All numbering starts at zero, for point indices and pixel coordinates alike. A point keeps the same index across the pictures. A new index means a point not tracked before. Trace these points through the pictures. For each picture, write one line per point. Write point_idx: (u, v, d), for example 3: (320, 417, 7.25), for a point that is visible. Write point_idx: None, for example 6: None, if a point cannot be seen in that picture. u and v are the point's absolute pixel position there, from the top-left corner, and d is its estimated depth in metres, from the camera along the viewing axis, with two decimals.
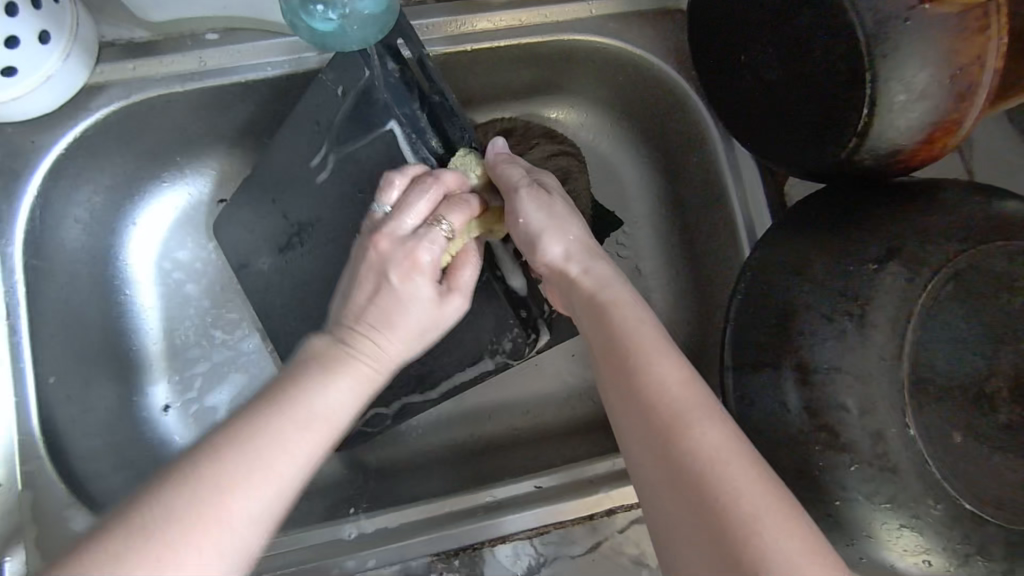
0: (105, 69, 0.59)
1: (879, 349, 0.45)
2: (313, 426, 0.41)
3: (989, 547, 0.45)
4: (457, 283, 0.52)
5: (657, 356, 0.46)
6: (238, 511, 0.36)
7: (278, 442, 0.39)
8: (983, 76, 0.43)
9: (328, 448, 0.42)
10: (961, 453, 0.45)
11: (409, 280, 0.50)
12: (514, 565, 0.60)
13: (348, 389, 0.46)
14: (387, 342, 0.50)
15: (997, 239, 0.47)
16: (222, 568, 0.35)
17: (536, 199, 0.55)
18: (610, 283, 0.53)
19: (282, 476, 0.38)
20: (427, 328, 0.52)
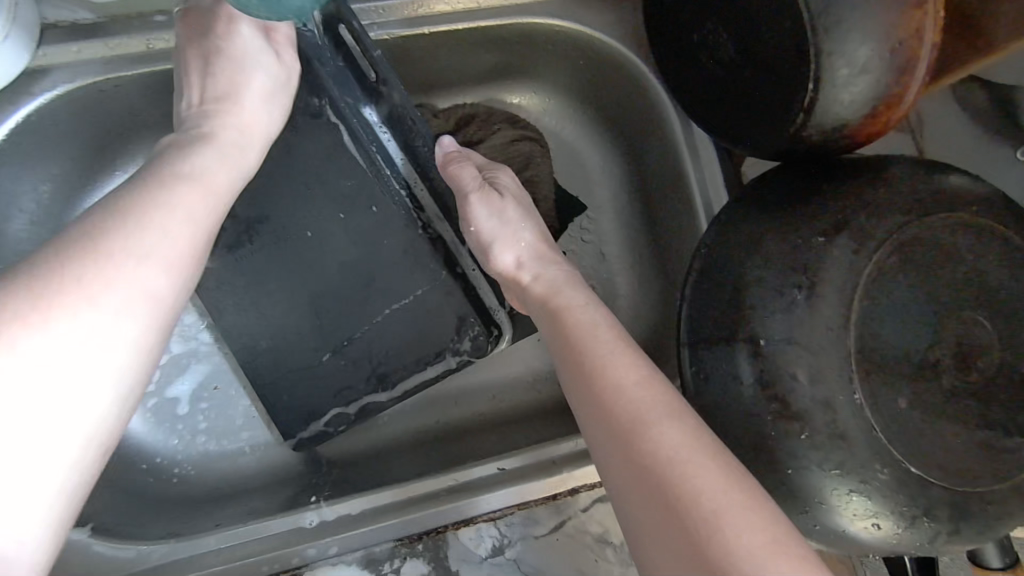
0: (49, 52, 0.57)
1: (827, 319, 0.46)
2: (197, 187, 0.46)
3: (935, 508, 0.46)
4: (283, 43, 0.58)
5: (620, 361, 0.47)
6: (113, 263, 0.38)
7: (136, 204, 0.42)
8: (922, 51, 0.44)
9: (217, 206, 0.48)
10: (909, 419, 0.47)
11: (236, 39, 0.56)
12: (477, 548, 0.60)
13: (226, 161, 0.52)
14: (241, 109, 0.55)
15: (935, 213, 0.49)
16: (119, 310, 0.38)
17: (487, 205, 0.60)
18: (559, 288, 0.57)
19: (169, 224, 0.42)
20: (275, 89, 0.57)
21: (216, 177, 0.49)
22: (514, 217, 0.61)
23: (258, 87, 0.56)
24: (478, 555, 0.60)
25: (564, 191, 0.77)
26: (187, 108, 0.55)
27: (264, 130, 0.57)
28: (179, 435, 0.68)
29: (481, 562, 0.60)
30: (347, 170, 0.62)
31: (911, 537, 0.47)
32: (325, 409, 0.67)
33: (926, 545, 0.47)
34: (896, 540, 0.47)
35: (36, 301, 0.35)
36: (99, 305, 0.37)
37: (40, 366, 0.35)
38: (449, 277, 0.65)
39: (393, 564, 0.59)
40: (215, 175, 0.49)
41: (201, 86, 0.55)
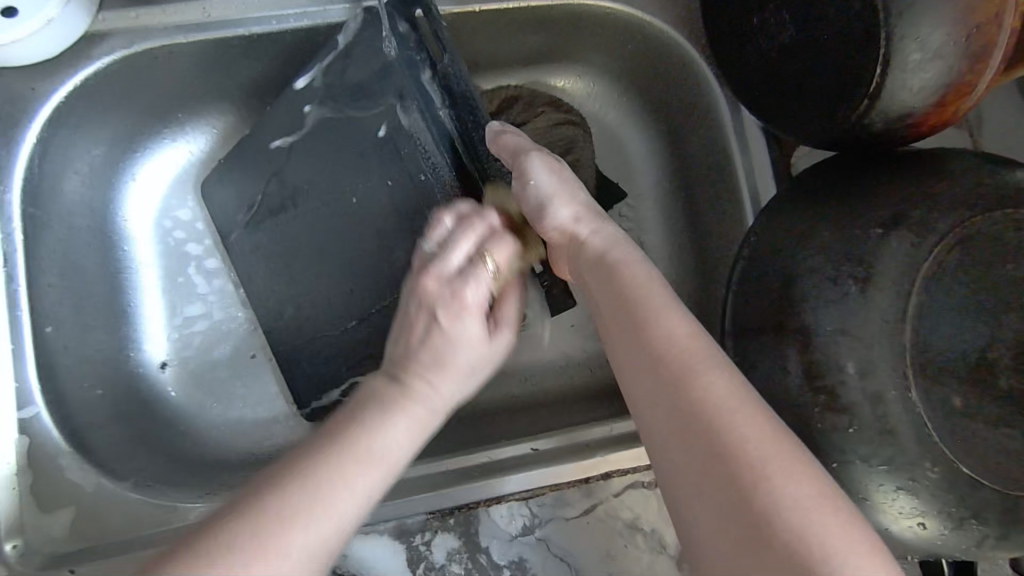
0: (108, 17, 0.59)
1: (882, 312, 0.45)
2: (372, 462, 0.43)
3: (985, 512, 0.45)
4: (503, 315, 0.56)
5: (666, 313, 0.45)
6: (282, 552, 0.37)
7: (320, 483, 0.40)
8: (998, 37, 0.43)
9: (385, 485, 0.43)
10: (961, 418, 0.45)
11: (462, 319, 0.53)
12: (508, 525, 0.61)
13: (414, 432, 0.47)
14: (451, 361, 0.52)
15: (1000, 208, 0.47)
16: None
17: (545, 162, 0.59)
18: (619, 241, 0.54)
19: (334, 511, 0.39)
20: (478, 364, 0.54)
21: (394, 449, 0.45)
22: (572, 179, 0.59)
23: (461, 372, 0.53)
24: (509, 533, 0.61)
25: (606, 177, 0.76)
26: (392, 352, 0.53)
27: (453, 401, 0.53)
28: (219, 399, 0.71)
29: (510, 539, 0.61)
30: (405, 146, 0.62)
31: (956, 540, 0.46)
32: (342, 377, 0.67)
33: (972, 548, 0.46)
34: (940, 541, 0.46)
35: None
36: None
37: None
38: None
39: (424, 536, 0.60)
40: (394, 437, 0.45)
41: (413, 358, 0.52)
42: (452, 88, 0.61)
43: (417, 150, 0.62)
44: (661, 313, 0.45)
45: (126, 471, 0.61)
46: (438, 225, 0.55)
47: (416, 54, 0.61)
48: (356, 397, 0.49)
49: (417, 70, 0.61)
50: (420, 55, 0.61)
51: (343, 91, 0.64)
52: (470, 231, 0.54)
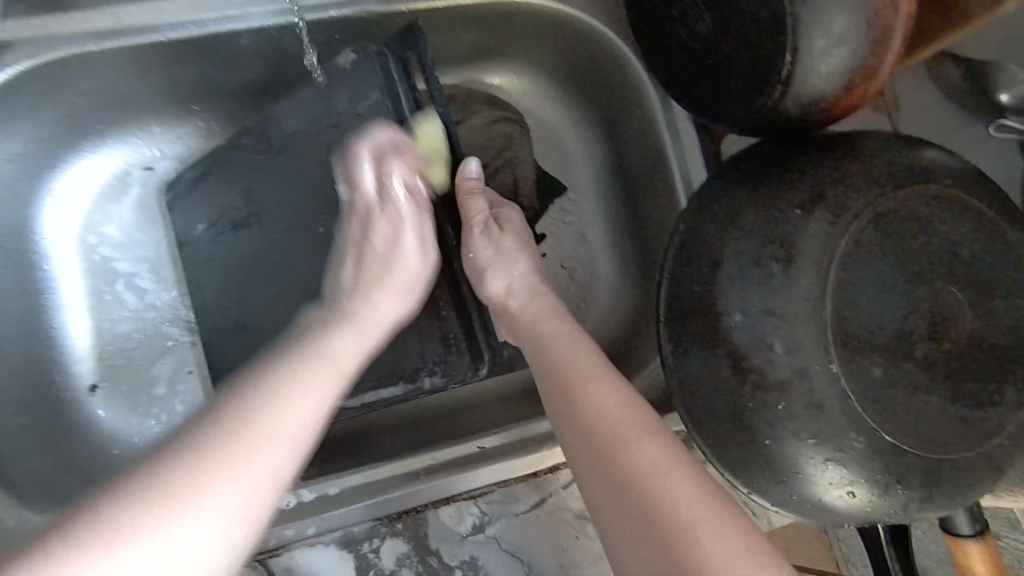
0: (12, 25, 0.55)
1: (803, 290, 0.47)
2: (321, 360, 0.50)
3: (907, 475, 0.47)
4: (426, 237, 0.62)
5: (599, 385, 0.50)
6: (252, 441, 0.42)
7: (279, 384, 0.46)
8: (897, 20, 0.44)
9: (339, 387, 0.50)
10: (882, 387, 0.47)
11: (397, 243, 0.60)
12: (458, 526, 0.61)
13: (358, 345, 0.55)
14: (379, 294, 0.59)
15: (911, 184, 0.49)
16: (250, 485, 0.40)
17: (486, 237, 0.63)
18: (553, 313, 0.59)
19: (292, 411, 0.45)
20: (411, 278, 0.61)
21: (342, 359, 0.52)
22: (514, 249, 0.63)
23: (395, 287, 0.60)
24: (458, 533, 0.61)
25: (546, 173, 0.77)
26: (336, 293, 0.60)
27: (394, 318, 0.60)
28: (154, 415, 0.69)
29: (461, 539, 0.61)
30: None
31: (885, 505, 0.47)
32: None
33: (900, 512, 0.48)
34: (870, 508, 0.48)
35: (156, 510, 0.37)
36: (236, 484, 0.40)
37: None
38: (442, 305, 0.64)
39: (372, 544, 0.60)
40: (342, 349, 0.53)
41: (355, 282, 0.60)
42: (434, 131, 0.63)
43: None
44: (597, 383, 0.49)
45: (51, 502, 0.59)
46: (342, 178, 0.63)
47: (402, 93, 0.61)
48: (300, 327, 0.56)
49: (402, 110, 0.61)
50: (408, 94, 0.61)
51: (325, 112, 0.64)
52: (374, 146, 0.60)
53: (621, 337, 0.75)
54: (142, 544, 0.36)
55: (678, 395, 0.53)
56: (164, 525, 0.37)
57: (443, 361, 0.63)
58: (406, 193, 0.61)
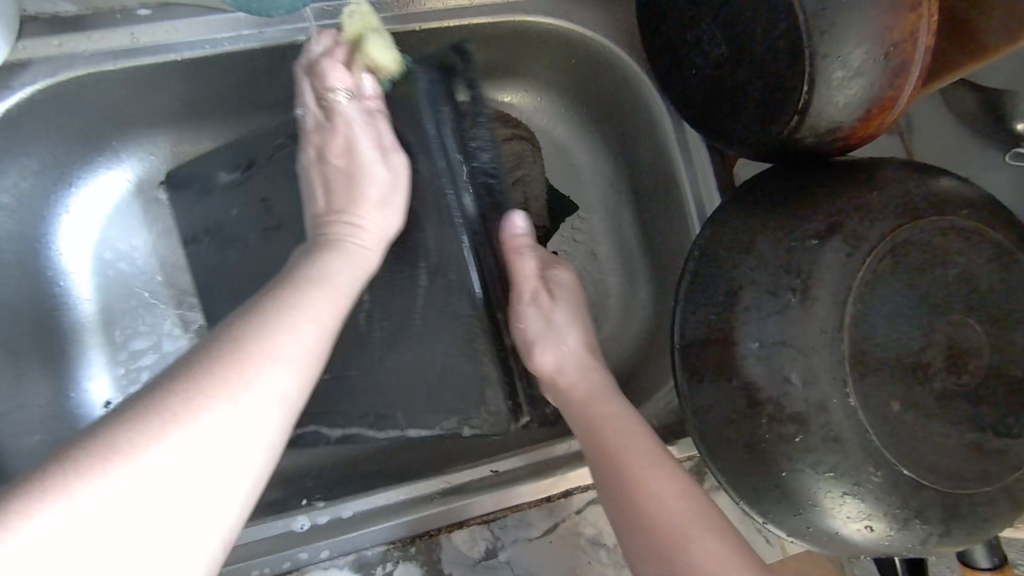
0: (28, 44, 0.56)
1: (821, 322, 0.46)
2: (316, 286, 0.48)
3: (927, 510, 0.46)
4: (392, 161, 0.59)
5: (652, 475, 0.52)
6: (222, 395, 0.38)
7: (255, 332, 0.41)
8: (915, 54, 0.44)
9: (332, 318, 0.47)
10: (901, 421, 0.46)
11: (354, 122, 0.59)
12: (471, 551, 0.60)
13: (347, 269, 0.52)
14: (356, 212, 0.57)
15: (929, 215, 0.48)
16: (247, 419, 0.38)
17: (535, 307, 0.66)
18: (601, 395, 0.60)
19: (295, 336, 0.43)
20: (388, 197, 0.58)
21: (332, 286, 0.49)
22: (563, 321, 0.66)
23: (374, 206, 0.57)
24: (471, 557, 0.60)
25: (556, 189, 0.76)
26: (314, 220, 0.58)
27: (383, 235, 0.58)
28: None
29: (475, 564, 0.60)
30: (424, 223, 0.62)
31: (903, 539, 0.47)
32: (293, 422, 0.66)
33: (918, 546, 0.48)
34: (888, 542, 0.47)
35: (181, 408, 0.36)
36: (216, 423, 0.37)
37: (152, 508, 0.34)
38: (484, 349, 0.61)
39: (385, 568, 0.59)
40: (341, 273, 0.51)
41: (331, 181, 0.59)
42: (480, 179, 0.62)
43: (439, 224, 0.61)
44: (655, 473, 0.52)
45: None
46: (308, 49, 0.59)
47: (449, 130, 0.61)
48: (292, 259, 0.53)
49: (452, 151, 0.60)
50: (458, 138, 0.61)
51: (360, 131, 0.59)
52: (309, 63, 0.58)
53: (633, 358, 0.74)
54: (137, 472, 0.34)
55: (691, 423, 0.53)
56: (130, 465, 0.34)
57: (477, 409, 0.62)
58: (349, 100, 0.58)
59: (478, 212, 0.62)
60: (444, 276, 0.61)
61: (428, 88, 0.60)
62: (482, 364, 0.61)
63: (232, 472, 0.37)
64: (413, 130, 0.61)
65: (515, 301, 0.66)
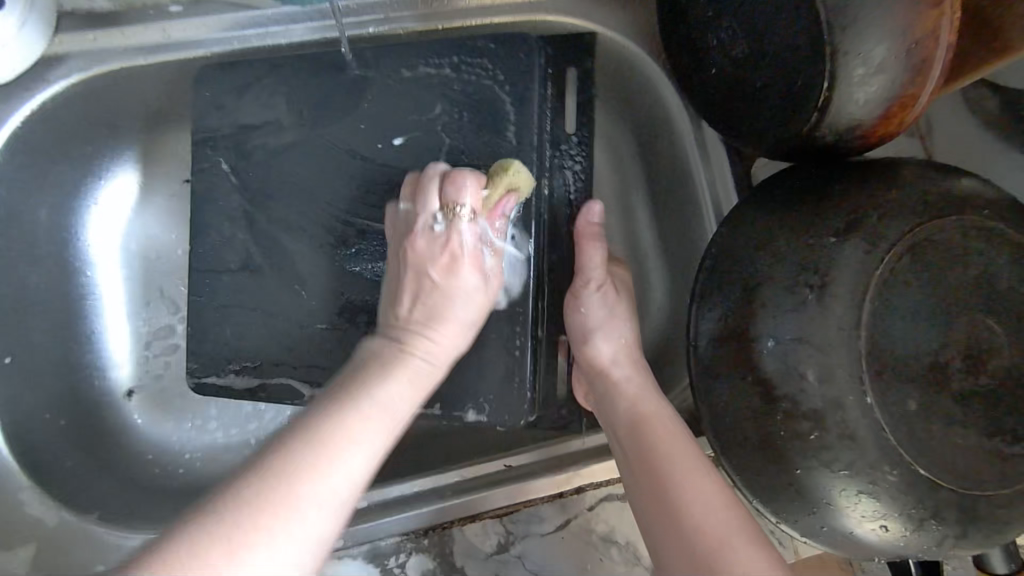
0: (64, 40, 0.59)
1: (837, 319, 0.46)
2: (365, 420, 0.45)
3: (944, 511, 0.46)
4: (486, 269, 0.54)
5: (692, 479, 0.51)
6: (291, 506, 0.39)
7: (339, 423, 0.44)
8: (937, 52, 0.44)
9: (389, 437, 0.46)
10: (919, 420, 0.46)
11: (433, 245, 0.53)
12: (483, 545, 0.61)
13: (410, 387, 0.50)
14: (433, 335, 0.52)
15: (949, 215, 0.48)
16: (306, 535, 0.39)
17: (600, 295, 0.62)
18: (649, 397, 0.58)
19: (347, 471, 0.42)
20: (473, 318, 0.54)
21: (396, 401, 0.48)
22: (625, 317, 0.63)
23: (456, 325, 0.53)
24: (483, 551, 0.61)
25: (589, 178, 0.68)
26: (386, 329, 0.54)
27: (454, 353, 0.53)
28: (191, 420, 0.70)
29: (485, 558, 0.61)
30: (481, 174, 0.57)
31: (918, 541, 0.47)
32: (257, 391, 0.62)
33: (934, 548, 0.47)
34: (904, 543, 0.47)
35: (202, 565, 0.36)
36: (285, 535, 0.39)
37: None
38: (517, 339, 0.57)
39: (398, 559, 0.61)
40: (400, 385, 0.49)
41: (427, 297, 0.53)
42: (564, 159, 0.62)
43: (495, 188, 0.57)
44: (693, 476, 0.51)
45: (88, 505, 0.61)
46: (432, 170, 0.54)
47: (541, 104, 0.57)
48: (350, 365, 0.51)
49: (541, 116, 0.57)
50: (553, 112, 0.60)
51: (452, 90, 0.58)
52: (426, 180, 0.54)
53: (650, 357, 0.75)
54: None
55: (706, 420, 0.54)
56: None
57: (495, 399, 0.57)
58: (471, 223, 0.53)
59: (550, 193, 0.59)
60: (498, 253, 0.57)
61: (541, 53, 0.58)
62: (513, 354, 0.57)
63: None
64: (507, 81, 0.57)
65: (579, 286, 0.62)
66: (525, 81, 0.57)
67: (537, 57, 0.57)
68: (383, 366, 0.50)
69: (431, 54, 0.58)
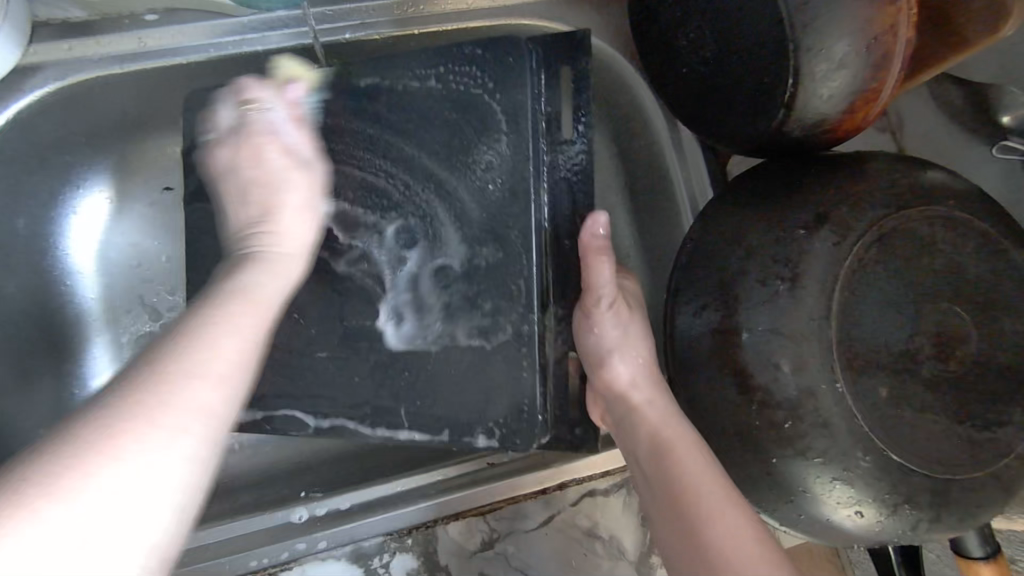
0: (39, 49, 0.59)
1: (808, 310, 0.47)
2: (240, 307, 0.43)
3: (916, 496, 0.47)
4: (304, 158, 0.54)
5: (725, 510, 0.47)
6: (163, 399, 0.36)
7: (205, 321, 0.40)
8: (896, 47, 0.45)
9: (266, 323, 0.43)
10: (889, 408, 0.47)
11: (263, 136, 0.53)
12: (467, 541, 0.61)
13: (274, 278, 0.47)
14: (276, 225, 0.51)
15: (915, 206, 0.49)
16: (185, 423, 0.36)
17: (613, 315, 0.59)
18: (671, 419, 0.54)
19: (220, 354, 0.39)
20: (315, 203, 0.53)
21: (266, 291, 0.46)
22: (638, 334, 0.61)
23: (292, 211, 0.51)
24: (468, 549, 0.61)
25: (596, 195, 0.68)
26: (234, 236, 0.51)
27: (305, 244, 0.51)
28: None
29: (470, 555, 0.61)
30: (473, 193, 0.56)
31: (893, 526, 0.48)
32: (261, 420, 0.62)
33: (909, 533, 0.48)
34: (879, 529, 0.48)
35: (57, 478, 0.31)
36: (158, 429, 0.35)
37: (87, 530, 0.31)
38: (524, 363, 0.55)
39: (382, 559, 0.60)
40: (270, 285, 0.46)
41: (247, 189, 0.52)
42: (565, 167, 0.59)
43: (491, 211, 0.55)
44: (727, 507, 0.47)
45: None
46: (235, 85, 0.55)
47: (532, 113, 0.55)
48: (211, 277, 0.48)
49: (536, 128, 0.55)
50: (548, 122, 0.57)
51: (443, 104, 0.56)
52: (236, 90, 0.55)
53: None
54: (50, 518, 0.30)
55: (685, 413, 0.55)
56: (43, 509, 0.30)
57: (506, 425, 0.55)
58: (274, 114, 0.54)
59: (550, 213, 0.57)
60: (501, 271, 0.55)
61: (534, 55, 0.56)
62: (521, 377, 0.55)
63: (160, 489, 0.34)
64: (497, 91, 0.55)
65: (589, 305, 0.58)
66: (514, 90, 0.55)
67: (528, 63, 0.55)
68: (247, 264, 0.47)
69: (416, 64, 0.57)
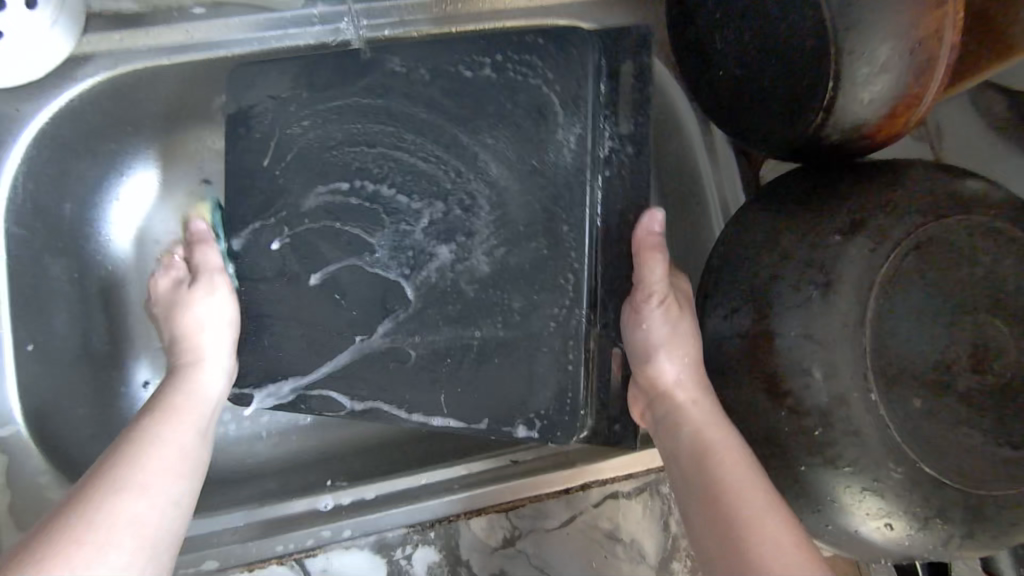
0: (92, 40, 0.61)
1: (842, 316, 0.46)
2: (168, 425, 0.50)
3: (949, 511, 0.46)
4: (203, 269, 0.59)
5: (757, 525, 0.44)
6: (97, 518, 0.42)
7: (135, 445, 0.47)
8: (940, 52, 0.45)
9: (194, 439, 0.51)
10: (923, 419, 0.46)
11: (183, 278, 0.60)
12: (489, 538, 0.61)
13: (197, 395, 0.54)
14: (195, 346, 0.57)
15: (956, 214, 0.48)
16: (120, 533, 0.42)
17: (663, 311, 0.55)
18: (715, 421, 0.52)
19: (148, 470, 0.46)
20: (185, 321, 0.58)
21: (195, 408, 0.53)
22: (690, 333, 0.56)
23: (203, 329, 0.57)
24: (489, 545, 0.61)
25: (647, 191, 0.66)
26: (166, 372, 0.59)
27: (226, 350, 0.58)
28: None
29: (492, 551, 0.61)
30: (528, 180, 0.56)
31: (924, 540, 0.47)
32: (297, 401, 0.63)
33: (940, 548, 0.47)
34: (909, 542, 0.47)
35: None
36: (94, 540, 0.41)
37: None
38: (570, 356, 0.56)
39: (405, 550, 0.61)
40: (195, 402, 0.53)
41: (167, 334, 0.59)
42: (617, 162, 0.58)
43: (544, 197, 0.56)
44: (759, 520, 0.45)
45: None
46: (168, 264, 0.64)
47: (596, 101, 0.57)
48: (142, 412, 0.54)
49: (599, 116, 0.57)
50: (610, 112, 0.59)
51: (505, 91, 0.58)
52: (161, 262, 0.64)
53: None
54: None
55: None
56: None
57: (546, 413, 0.57)
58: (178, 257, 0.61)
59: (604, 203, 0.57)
60: (548, 264, 0.56)
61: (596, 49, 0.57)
62: (566, 368, 0.56)
63: None
64: (561, 82, 0.57)
65: (638, 299, 0.56)
66: (580, 80, 0.57)
67: (595, 53, 0.57)
68: (170, 386, 0.54)
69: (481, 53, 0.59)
